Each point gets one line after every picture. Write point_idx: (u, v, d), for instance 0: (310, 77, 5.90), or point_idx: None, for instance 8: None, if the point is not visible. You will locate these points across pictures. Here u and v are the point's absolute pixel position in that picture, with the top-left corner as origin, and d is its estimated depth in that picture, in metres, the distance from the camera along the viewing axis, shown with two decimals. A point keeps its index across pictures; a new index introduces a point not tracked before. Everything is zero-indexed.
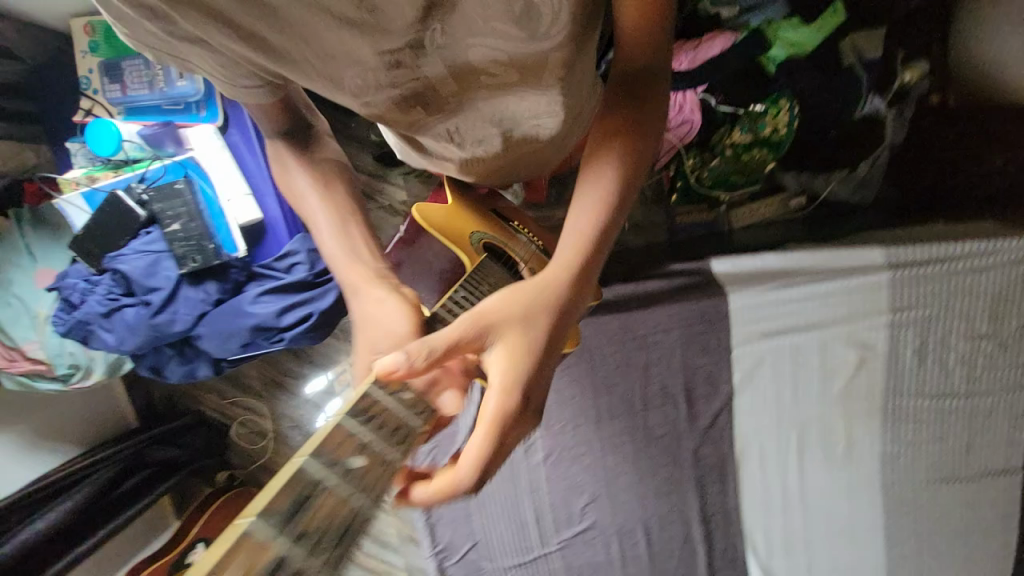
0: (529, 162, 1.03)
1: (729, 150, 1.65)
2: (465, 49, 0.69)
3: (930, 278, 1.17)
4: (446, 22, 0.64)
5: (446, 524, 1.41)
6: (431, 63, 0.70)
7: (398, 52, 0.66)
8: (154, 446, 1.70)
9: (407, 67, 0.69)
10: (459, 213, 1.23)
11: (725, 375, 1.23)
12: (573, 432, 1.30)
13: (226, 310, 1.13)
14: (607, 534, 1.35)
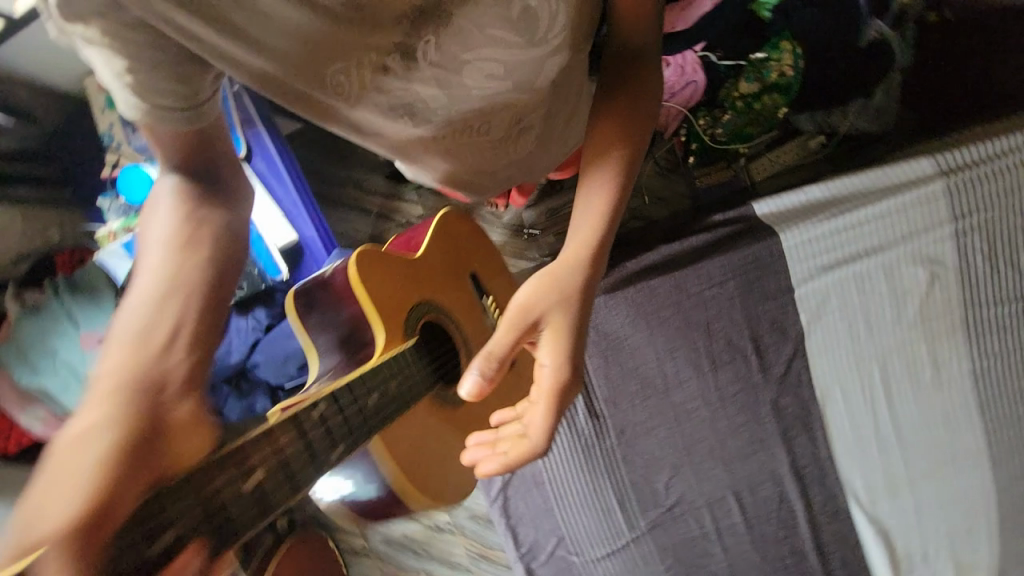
0: (507, 165, 0.96)
1: (738, 102, 1.62)
2: (460, 64, 0.69)
3: (987, 178, 1.13)
4: (439, 34, 0.65)
5: (527, 525, 1.34)
6: (426, 79, 0.68)
7: (387, 56, 0.64)
8: None
9: (397, 75, 0.67)
10: (402, 277, 1.06)
11: (792, 319, 1.18)
12: (644, 404, 1.25)
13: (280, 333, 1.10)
14: (697, 506, 1.29)
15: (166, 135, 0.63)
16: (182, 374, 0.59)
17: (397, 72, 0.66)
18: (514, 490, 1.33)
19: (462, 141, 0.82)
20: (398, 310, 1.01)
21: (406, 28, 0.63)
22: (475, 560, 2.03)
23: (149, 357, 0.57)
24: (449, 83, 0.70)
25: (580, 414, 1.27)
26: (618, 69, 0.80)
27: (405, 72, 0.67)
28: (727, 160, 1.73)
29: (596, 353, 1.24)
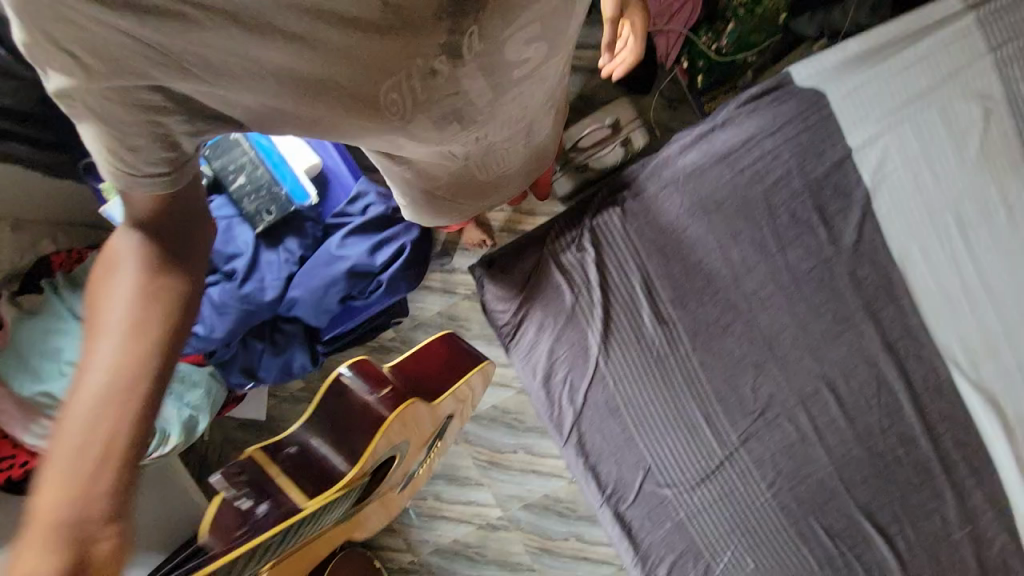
0: (513, 159, 0.88)
1: (740, 10, 1.63)
2: (503, 43, 0.52)
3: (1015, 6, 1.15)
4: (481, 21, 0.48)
5: (608, 460, 1.20)
6: (471, 74, 0.53)
7: (431, 59, 0.49)
8: None
9: (443, 80, 0.52)
10: (416, 422, 1.08)
11: (854, 180, 1.13)
12: (714, 300, 1.16)
13: (318, 263, 1.01)
14: (789, 406, 1.18)
15: (139, 203, 0.50)
16: (115, 528, 0.46)
17: (445, 76, 0.52)
18: (587, 423, 1.20)
19: (493, 144, 0.76)
20: (384, 449, 1.01)
21: (448, 21, 0.46)
22: (536, 555, 2.10)
23: (75, 506, 0.45)
24: (493, 69, 0.55)
25: (648, 322, 1.16)
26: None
27: (453, 72, 0.52)
28: (734, 73, 1.74)
29: (654, 250, 1.15)
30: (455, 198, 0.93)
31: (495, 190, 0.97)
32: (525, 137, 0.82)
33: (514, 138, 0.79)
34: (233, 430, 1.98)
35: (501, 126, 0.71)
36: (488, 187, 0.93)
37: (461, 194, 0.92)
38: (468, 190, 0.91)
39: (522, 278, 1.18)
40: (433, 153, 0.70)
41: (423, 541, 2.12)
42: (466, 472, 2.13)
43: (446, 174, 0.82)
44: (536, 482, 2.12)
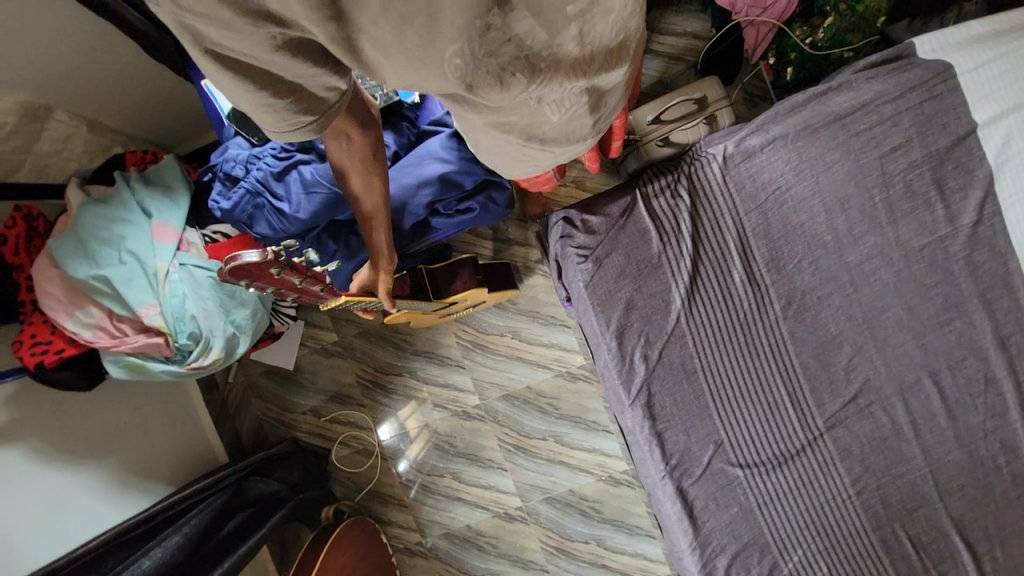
0: (615, 98, 0.80)
1: (841, 5, 1.57)
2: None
3: None
4: None
5: (677, 428, 1.11)
6: (523, 16, 0.53)
7: (487, 15, 0.51)
8: (254, 478, 1.56)
9: (496, 32, 0.53)
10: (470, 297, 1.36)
11: (976, 159, 1.05)
12: (813, 269, 1.08)
13: (412, 161, 1.04)
14: (885, 395, 1.07)
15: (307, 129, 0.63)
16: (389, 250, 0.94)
17: (498, 29, 0.53)
18: (658, 384, 1.10)
19: (574, 100, 0.71)
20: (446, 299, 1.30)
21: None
22: (552, 556, 1.82)
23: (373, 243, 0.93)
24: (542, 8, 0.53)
25: (739, 282, 1.08)
26: None
27: (504, 19, 0.52)
28: (826, 69, 1.68)
29: (753, 207, 1.08)
30: (528, 149, 0.82)
31: (570, 142, 0.84)
32: (625, 79, 0.75)
33: (596, 96, 0.74)
34: (259, 376, 1.90)
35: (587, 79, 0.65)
36: (568, 138, 0.82)
37: (565, 144, 0.84)
38: (548, 140, 0.81)
39: (609, 220, 1.13)
40: (514, 103, 0.64)
41: (432, 522, 1.87)
42: (488, 451, 1.87)
43: (525, 121, 0.72)
44: (563, 474, 1.83)
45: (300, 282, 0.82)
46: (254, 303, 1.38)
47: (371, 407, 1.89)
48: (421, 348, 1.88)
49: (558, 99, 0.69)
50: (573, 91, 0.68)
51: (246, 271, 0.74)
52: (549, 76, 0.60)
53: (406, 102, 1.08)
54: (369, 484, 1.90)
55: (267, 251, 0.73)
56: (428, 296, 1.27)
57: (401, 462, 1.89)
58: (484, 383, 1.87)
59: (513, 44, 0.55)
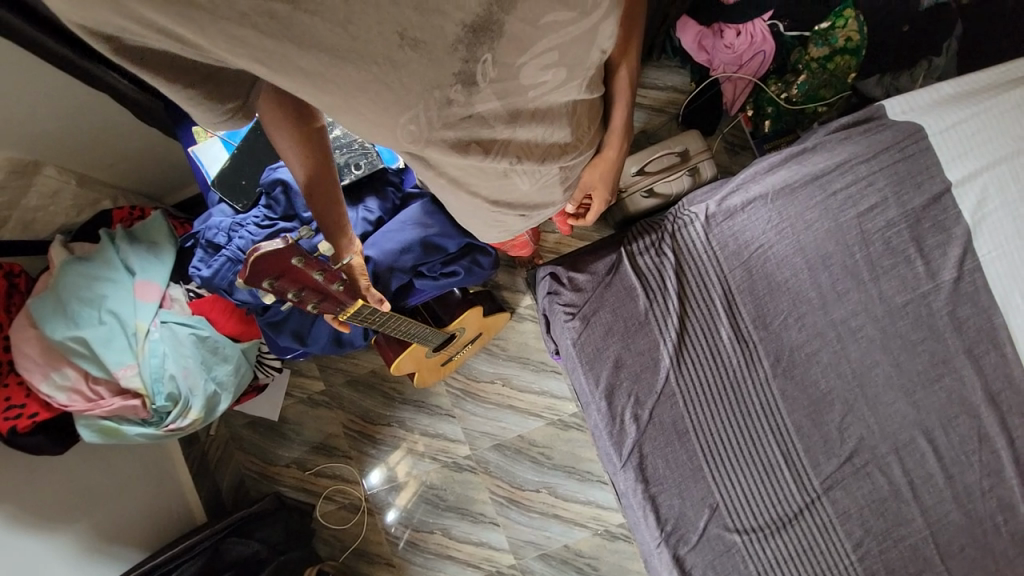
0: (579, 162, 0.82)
1: (813, 63, 1.64)
2: (519, 69, 0.52)
3: None
4: (496, 49, 0.48)
5: (670, 491, 1.07)
6: (487, 99, 0.53)
7: (449, 88, 0.49)
8: (232, 539, 1.51)
9: (459, 107, 0.52)
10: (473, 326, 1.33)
11: (953, 217, 1.07)
12: (798, 325, 1.08)
13: (395, 224, 1.05)
14: (880, 454, 1.05)
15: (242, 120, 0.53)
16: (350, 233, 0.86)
17: (461, 104, 0.52)
18: (649, 445, 1.08)
19: (545, 167, 0.73)
20: (450, 326, 1.25)
21: (464, 52, 0.46)
22: None
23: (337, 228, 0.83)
24: (509, 93, 0.54)
25: (726, 338, 1.08)
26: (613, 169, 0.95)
27: (469, 98, 0.52)
28: (800, 123, 1.73)
29: (736, 264, 1.09)
30: (499, 213, 0.83)
31: (541, 206, 0.87)
32: (586, 156, 0.82)
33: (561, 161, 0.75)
34: (242, 427, 1.84)
35: (540, 155, 0.69)
36: (539, 204, 0.85)
37: (538, 204, 0.85)
38: (518, 206, 0.83)
39: (595, 278, 1.12)
40: (474, 167, 0.65)
41: None
42: (480, 505, 1.79)
43: (494, 186, 0.73)
44: (556, 528, 1.76)
45: (323, 274, 0.79)
46: (237, 358, 1.35)
47: (357, 459, 1.83)
48: (409, 397, 1.84)
49: (526, 165, 0.69)
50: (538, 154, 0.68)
51: (268, 266, 0.72)
52: (505, 147, 0.62)
53: (391, 169, 1.11)
54: (356, 543, 1.81)
55: (286, 239, 0.73)
56: (432, 324, 1.23)
57: (389, 514, 1.81)
58: (475, 432, 1.82)
59: (475, 118, 0.55)
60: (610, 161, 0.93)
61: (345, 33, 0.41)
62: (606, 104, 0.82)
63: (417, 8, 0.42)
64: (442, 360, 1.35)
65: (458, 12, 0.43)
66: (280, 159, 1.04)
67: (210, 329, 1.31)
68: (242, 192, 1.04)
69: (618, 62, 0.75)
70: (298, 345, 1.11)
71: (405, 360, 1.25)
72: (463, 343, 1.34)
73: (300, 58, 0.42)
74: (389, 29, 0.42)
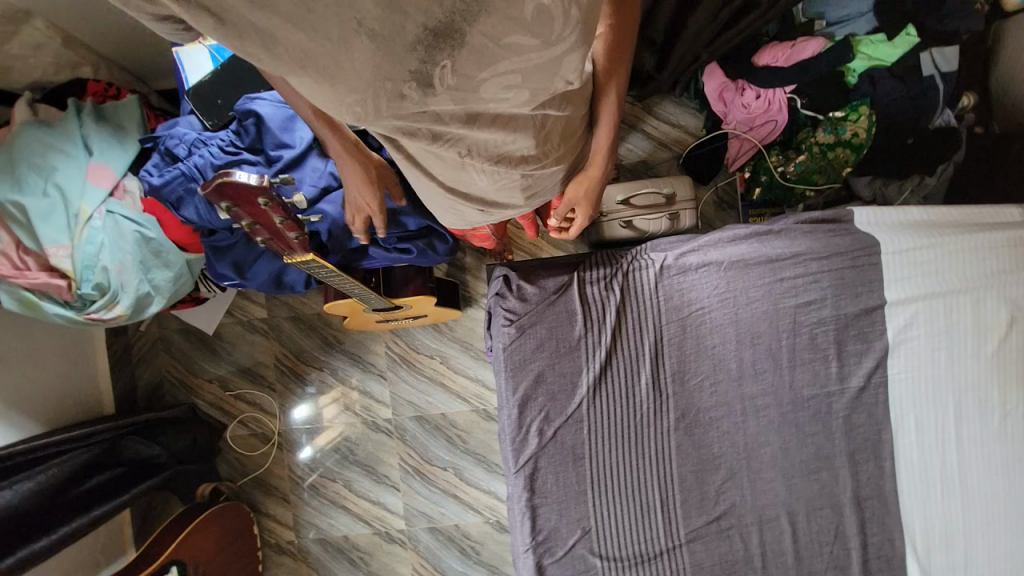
0: (549, 176, 0.85)
1: (815, 147, 1.69)
2: (478, 84, 0.53)
3: None
4: (455, 59, 0.49)
5: (551, 506, 1.13)
6: (443, 102, 0.54)
7: (402, 83, 0.50)
8: (135, 439, 1.49)
9: (411, 103, 0.53)
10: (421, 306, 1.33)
11: (878, 331, 1.14)
12: (711, 390, 1.14)
13: None
14: (745, 522, 1.14)
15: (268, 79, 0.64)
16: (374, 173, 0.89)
17: (414, 101, 0.52)
18: (545, 460, 1.13)
19: (501, 170, 0.75)
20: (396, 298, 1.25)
21: (422, 53, 0.48)
22: None
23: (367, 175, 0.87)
24: (466, 100, 0.55)
25: (642, 383, 1.13)
26: (597, 187, 0.98)
27: (423, 97, 0.53)
28: (787, 200, 1.78)
29: (674, 318, 1.14)
30: (459, 203, 0.85)
31: (503, 207, 0.89)
32: (554, 171, 0.84)
33: (522, 172, 0.78)
34: (174, 331, 1.83)
35: (493, 157, 0.71)
36: (500, 204, 0.87)
37: (500, 205, 0.88)
38: (476, 199, 0.85)
39: (542, 293, 1.15)
40: (427, 151, 0.68)
41: (311, 526, 1.83)
42: (387, 467, 1.84)
43: (451, 174, 0.76)
44: (452, 508, 1.83)
45: (282, 220, 0.79)
46: (179, 267, 1.32)
47: (280, 393, 1.84)
48: (347, 348, 1.85)
49: (480, 164, 0.72)
50: (492, 157, 0.71)
51: (231, 192, 0.71)
52: (457, 138, 0.64)
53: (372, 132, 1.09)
54: (258, 472, 1.84)
55: (261, 178, 0.72)
56: (378, 290, 1.21)
57: (302, 451, 1.84)
58: (401, 399, 1.85)
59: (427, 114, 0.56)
60: (593, 178, 0.95)
61: (301, 4, 0.43)
62: (590, 124, 0.85)
63: (378, 3, 0.43)
64: (378, 318, 1.36)
65: (420, 15, 0.44)
66: (261, 91, 1.02)
67: (157, 232, 1.27)
68: (217, 111, 1.03)
69: (603, 87, 0.77)
70: (235, 275, 1.11)
71: (340, 303, 1.25)
72: (402, 315, 1.35)
73: (251, 15, 0.43)
74: (346, 14, 0.43)
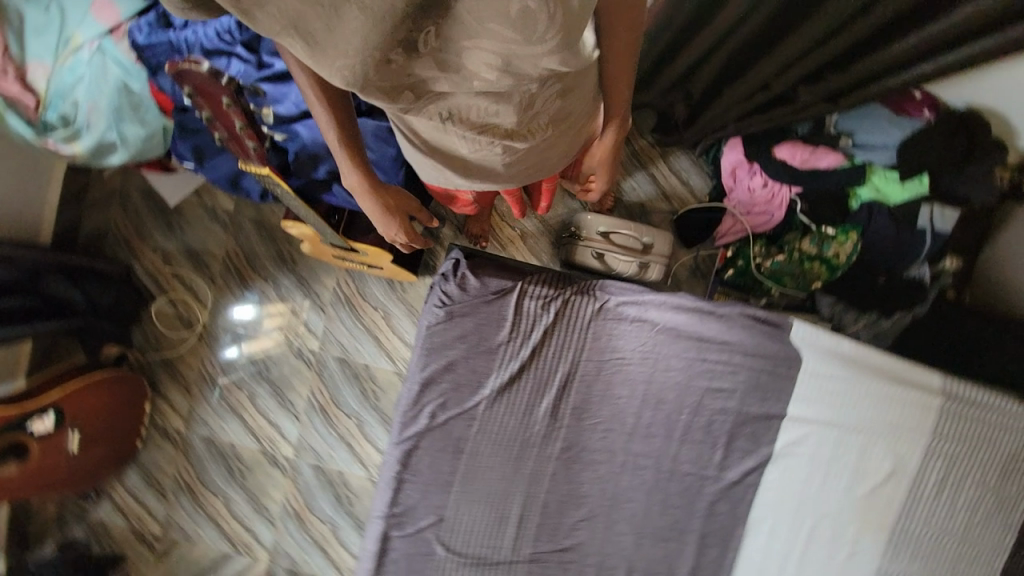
0: (531, 153, 0.94)
1: (796, 253, 1.74)
2: (462, 50, 0.59)
3: (980, 420, 1.15)
4: (441, 26, 0.55)
5: (417, 486, 1.17)
6: (427, 65, 0.60)
7: (390, 52, 0.56)
8: (59, 277, 1.54)
9: (397, 67, 0.59)
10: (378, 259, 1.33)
11: (769, 437, 1.20)
12: (602, 435, 1.18)
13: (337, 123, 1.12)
14: (586, 562, 1.19)
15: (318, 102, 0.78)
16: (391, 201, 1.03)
17: (399, 65, 0.58)
18: (428, 443, 1.16)
19: (483, 137, 0.82)
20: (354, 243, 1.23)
21: (409, 24, 0.53)
22: (285, 515, 1.83)
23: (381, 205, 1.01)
24: (449, 66, 0.61)
25: (542, 407, 1.17)
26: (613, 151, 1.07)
27: (407, 61, 0.58)
28: (754, 291, 1.83)
29: (594, 359, 1.17)
30: (435, 159, 0.94)
31: (479, 174, 0.97)
32: (535, 147, 0.92)
33: (505, 141, 0.85)
34: (135, 190, 1.82)
35: (474, 122, 0.78)
36: (477, 170, 0.96)
37: (478, 174, 0.97)
38: (456, 162, 0.94)
39: (482, 290, 1.17)
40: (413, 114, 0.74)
41: (203, 422, 1.84)
42: (295, 396, 1.85)
43: (432, 131, 0.83)
44: (341, 455, 1.85)
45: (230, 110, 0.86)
46: (154, 129, 1.26)
47: (217, 287, 1.84)
48: (298, 269, 1.84)
49: (466, 123, 0.78)
50: (473, 123, 0.77)
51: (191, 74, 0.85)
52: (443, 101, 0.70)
53: None
54: (170, 353, 1.84)
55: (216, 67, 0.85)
56: (337, 229, 1.21)
57: (228, 349, 1.84)
58: (332, 337, 1.85)
59: (413, 75, 0.62)
60: (608, 144, 1.05)
61: None
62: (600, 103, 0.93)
63: None
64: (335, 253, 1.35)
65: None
66: None
67: (143, 87, 1.21)
68: None
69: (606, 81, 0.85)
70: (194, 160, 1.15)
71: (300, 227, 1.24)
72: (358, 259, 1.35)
73: None
74: None
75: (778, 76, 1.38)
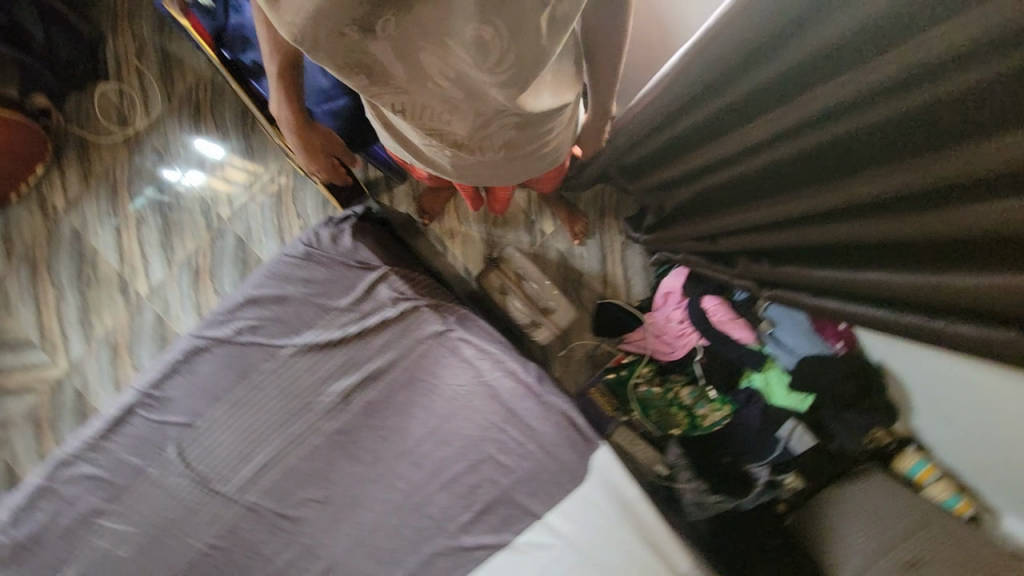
0: (481, 165, 1.02)
1: (671, 393, 1.64)
2: (418, 48, 0.68)
3: None
4: (401, 17, 0.64)
5: (191, 379, 1.18)
6: (384, 48, 0.67)
7: (345, 26, 0.63)
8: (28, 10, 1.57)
9: (354, 43, 0.65)
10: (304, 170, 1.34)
11: (516, 527, 1.19)
12: (379, 440, 1.20)
13: None
14: (295, 540, 1.17)
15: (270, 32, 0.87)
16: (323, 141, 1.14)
17: (355, 41, 0.65)
18: (218, 351, 1.19)
19: (431, 138, 0.88)
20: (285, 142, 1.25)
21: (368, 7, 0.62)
22: (102, 341, 1.72)
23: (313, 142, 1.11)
24: (408, 57, 0.69)
25: (341, 383, 1.19)
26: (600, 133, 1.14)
27: (363, 39, 0.65)
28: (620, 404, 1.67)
29: (410, 372, 1.21)
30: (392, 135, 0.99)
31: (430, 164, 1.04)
32: (483, 162, 1.00)
33: (459, 148, 0.92)
34: None
35: (426, 125, 0.84)
36: (425, 160, 1.03)
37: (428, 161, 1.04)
38: (408, 144, 1.00)
39: (348, 254, 1.23)
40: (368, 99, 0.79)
41: (81, 214, 1.78)
42: (179, 244, 1.78)
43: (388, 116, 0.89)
44: (186, 320, 1.74)
45: None
46: None
47: (170, 107, 1.83)
48: (250, 137, 1.82)
49: (417, 125, 0.83)
50: (427, 126, 0.84)
51: None
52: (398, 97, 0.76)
53: None
54: (94, 137, 1.82)
55: None
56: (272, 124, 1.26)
57: (167, 169, 1.81)
58: (243, 214, 1.79)
59: (369, 59, 0.68)
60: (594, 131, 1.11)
61: None
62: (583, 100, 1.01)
63: None
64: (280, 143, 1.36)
65: None
66: None
67: None
68: None
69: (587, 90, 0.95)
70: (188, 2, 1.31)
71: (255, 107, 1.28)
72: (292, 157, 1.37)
73: None
74: None
75: (748, 235, 1.23)
